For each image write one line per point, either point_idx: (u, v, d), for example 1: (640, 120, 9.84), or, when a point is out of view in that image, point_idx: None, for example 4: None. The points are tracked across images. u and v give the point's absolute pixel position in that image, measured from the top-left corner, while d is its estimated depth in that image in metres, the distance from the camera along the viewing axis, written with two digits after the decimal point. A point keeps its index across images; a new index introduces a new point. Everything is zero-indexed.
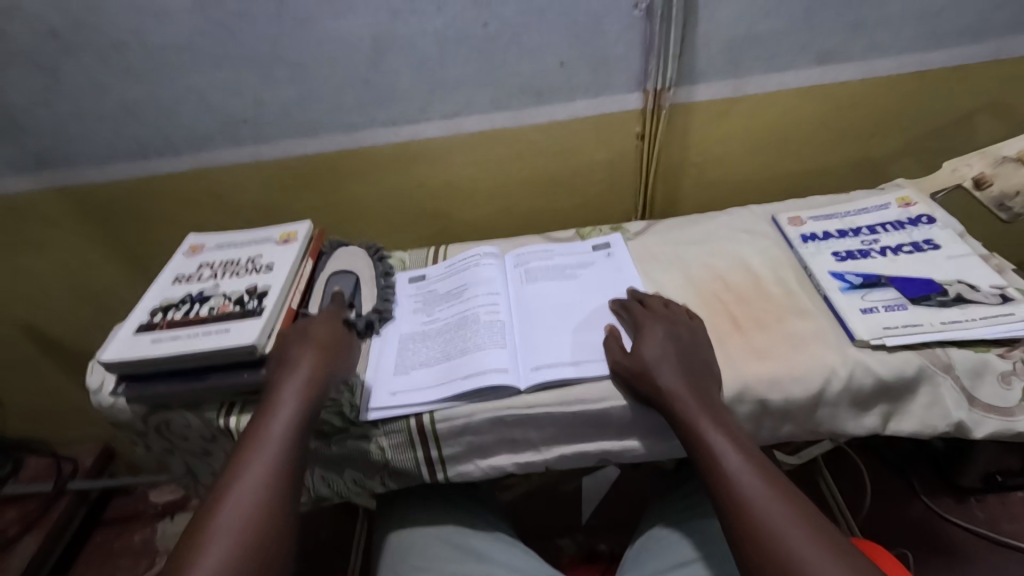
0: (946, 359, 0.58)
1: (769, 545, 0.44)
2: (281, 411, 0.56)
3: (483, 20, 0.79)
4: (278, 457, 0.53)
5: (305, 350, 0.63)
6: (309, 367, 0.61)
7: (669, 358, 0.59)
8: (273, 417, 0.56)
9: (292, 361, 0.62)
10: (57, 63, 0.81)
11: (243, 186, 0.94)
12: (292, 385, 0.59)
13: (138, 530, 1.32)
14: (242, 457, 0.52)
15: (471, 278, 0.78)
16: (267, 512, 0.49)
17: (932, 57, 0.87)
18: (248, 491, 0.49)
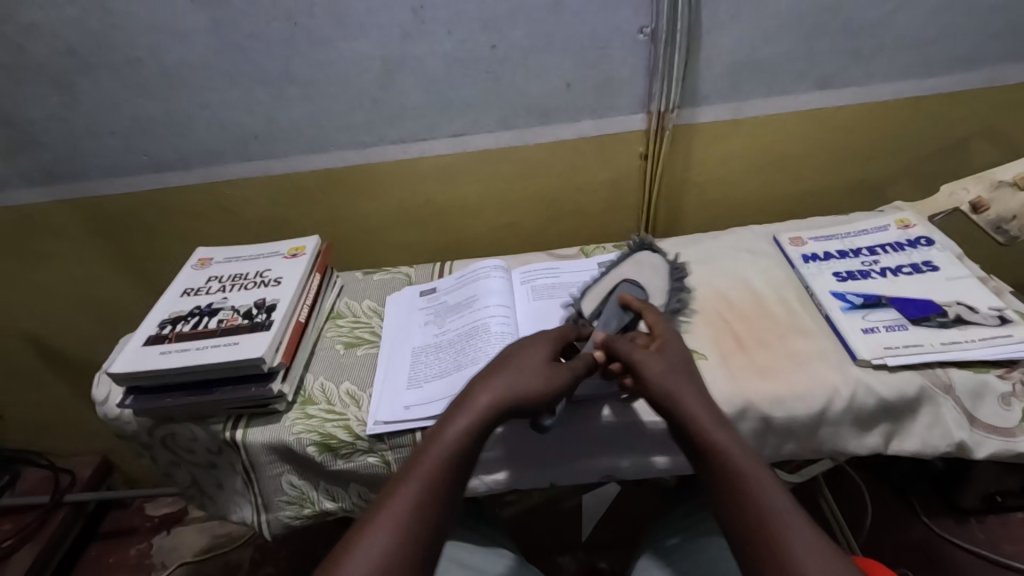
0: (947, 380, 0.59)
1: (766, 546, 0.45)
2: (470, 413, 0.54)
3: (491, 43, 0.81)
4: (449, 466, 0.51)
5: (539, 355, 0.59)
6: (526, 371, 0.57)
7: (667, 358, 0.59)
8: (460, 413, 0.54)
9: (511, 361, 0.59)
10: (73, 79, 0.82)
11: (251, 201, 0.95)
12: (489, 387, 0.56)
13: (134, 544, 1.31)
14: (419, 455, 0.52)
15: (480, 290, 0.78)
16: (423, 519, 0.48)
17: (928, 83, 0.89)
18: (411, 494, 0.49)
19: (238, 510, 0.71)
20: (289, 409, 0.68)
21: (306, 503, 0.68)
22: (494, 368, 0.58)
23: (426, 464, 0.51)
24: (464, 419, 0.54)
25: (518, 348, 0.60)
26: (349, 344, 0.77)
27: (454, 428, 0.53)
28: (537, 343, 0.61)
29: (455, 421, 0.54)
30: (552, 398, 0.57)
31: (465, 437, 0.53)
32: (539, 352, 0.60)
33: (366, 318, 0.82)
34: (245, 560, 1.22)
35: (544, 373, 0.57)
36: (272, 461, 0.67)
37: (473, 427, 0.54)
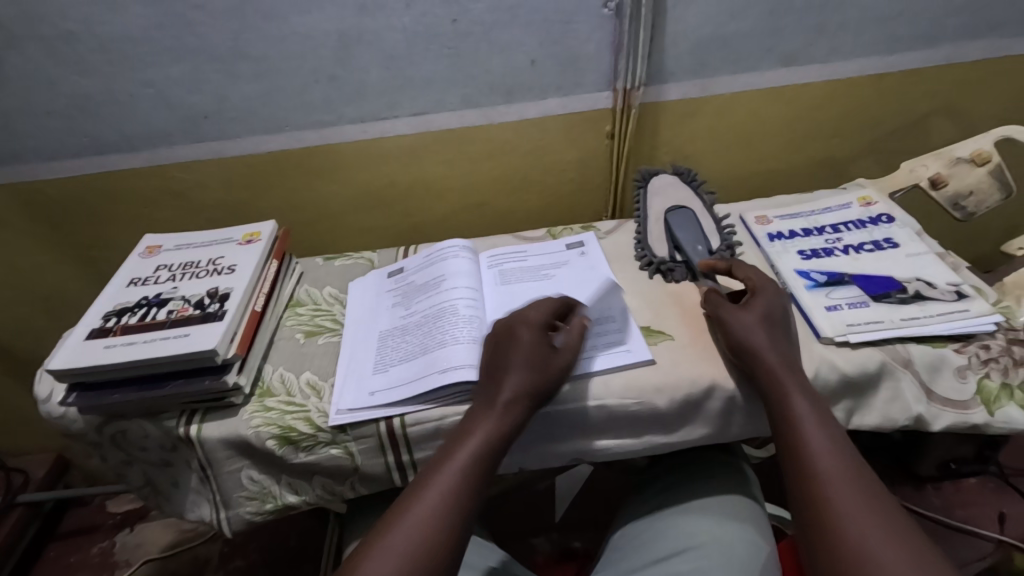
0: (906, 354, 0.60)
1: (828, 510, 0.45)
2: (485, 419, 0.54)
3: (452, 17, 0.78)
4: (470, 474, 0.51)
5: (534, 343, 0.58)
6: (529, 365, 0.56)
7: (778, 336, 0.58)
8: (480, 418, 0.54)
9: (508, 359, 0.57)
10: (1, 54, 0.76)
11: (204, 184, 0.91)
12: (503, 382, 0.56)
13: (96, 542, 1.26)
14: (433, 467, 0.52)
15: (447, 270, 0.76)
16: (447, 525, 0.47)
17: (891, 60, 0.89)
18: (432, 500, 0.48)
19: (195, 509, 0.69)
20: (247, 402, 0.65)
21: (266, 498, 0.66)
22: (502, 355, 0.58)
23: (444, 473, 0.50)
24: (476, 427, 0.54)
25: (511, 340, 0.59)
26: (309, 333, 0.74)
27: (466, 442, 0.53)
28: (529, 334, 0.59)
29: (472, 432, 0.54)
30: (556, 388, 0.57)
31: (480, 447, 0.52)
32: (539, 341, 0.58)
33: (326, 305, 0.79)
34: (213, 554, 1.20)
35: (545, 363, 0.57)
36: (230, 457, 0.64)
37: (489, 431, 0.53)
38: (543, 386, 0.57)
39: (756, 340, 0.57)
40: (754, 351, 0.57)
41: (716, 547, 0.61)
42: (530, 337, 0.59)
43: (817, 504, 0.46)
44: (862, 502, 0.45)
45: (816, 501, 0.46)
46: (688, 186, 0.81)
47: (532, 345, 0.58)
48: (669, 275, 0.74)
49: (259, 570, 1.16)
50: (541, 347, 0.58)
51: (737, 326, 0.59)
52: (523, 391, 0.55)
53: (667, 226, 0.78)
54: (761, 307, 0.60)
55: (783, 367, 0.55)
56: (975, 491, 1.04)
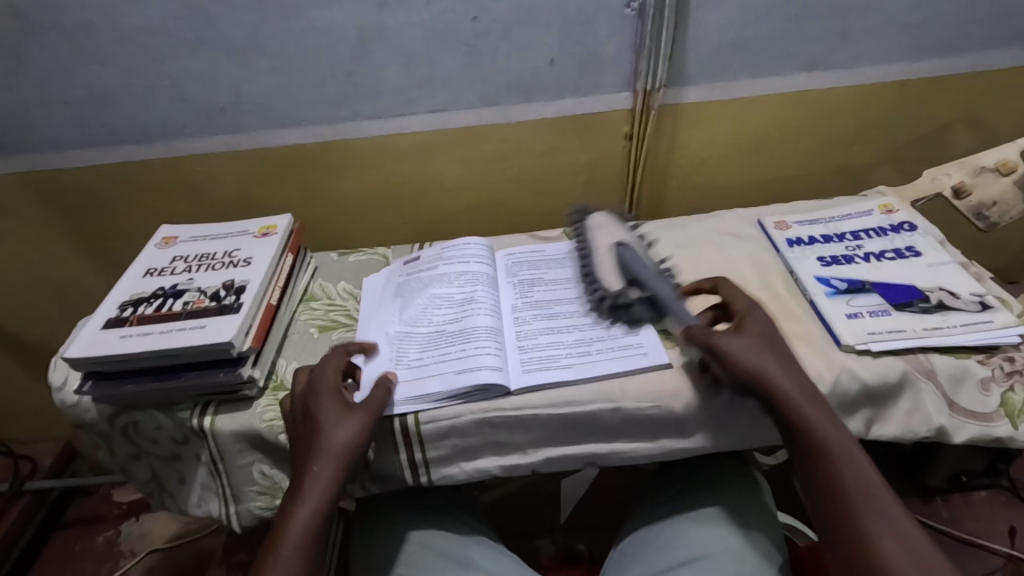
0: (928, 365, 0.59)
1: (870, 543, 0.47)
2: (309, 488, 0.54)
3: (472, 14, 0.78)
4: (305, 548, 0.52)
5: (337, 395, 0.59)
6: (336, 421, 0.56)
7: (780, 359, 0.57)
8: (318, 477, 0.54)
9: (316, 424, 0.57)
10: (22, 42, 0.76)
11: (219, 177, 0.91)
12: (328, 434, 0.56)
13: (101, 532, 1.27)
14: (270, 545, 0.52)
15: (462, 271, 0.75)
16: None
17: (913, 67, 0.88)
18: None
19: (202, 505, 0.68)
20: (260, 395, 0.65)
21: (277, 493, 0.66)
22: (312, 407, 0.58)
23: (281, 554, 0.51)
24: (309, 496, 0.54)
25: (310, 395, 0.59)
26: (323, 328, 0.74)
27: (302, 504, 0.54)
28: (323, 388, 0.59)
29: (299, 501, 0.54)
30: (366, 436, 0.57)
31: (312, 517, 0.53)
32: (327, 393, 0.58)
33: (341, 301, 0.78)
34: (218, 546, 1.20)
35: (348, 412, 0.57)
36: (242, 450, 0.64)
37: (317, 499, 0.54)
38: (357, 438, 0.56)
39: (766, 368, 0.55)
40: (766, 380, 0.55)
41: (729, 556, 0.60)
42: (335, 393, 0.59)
43: (858, 536, 0.47)
44: (894, 531, 0.47)
45: (855, 525, 0.48)
46: (622, 226, 0.80)
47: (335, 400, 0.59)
48: (628, 313, 0.68)
49: None
50: (334, 400, 0.58)
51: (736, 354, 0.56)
52: (341, 447, 0.55)
53: (620, 261, 0.73)
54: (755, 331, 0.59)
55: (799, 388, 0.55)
56: (986, 504, 1.04)
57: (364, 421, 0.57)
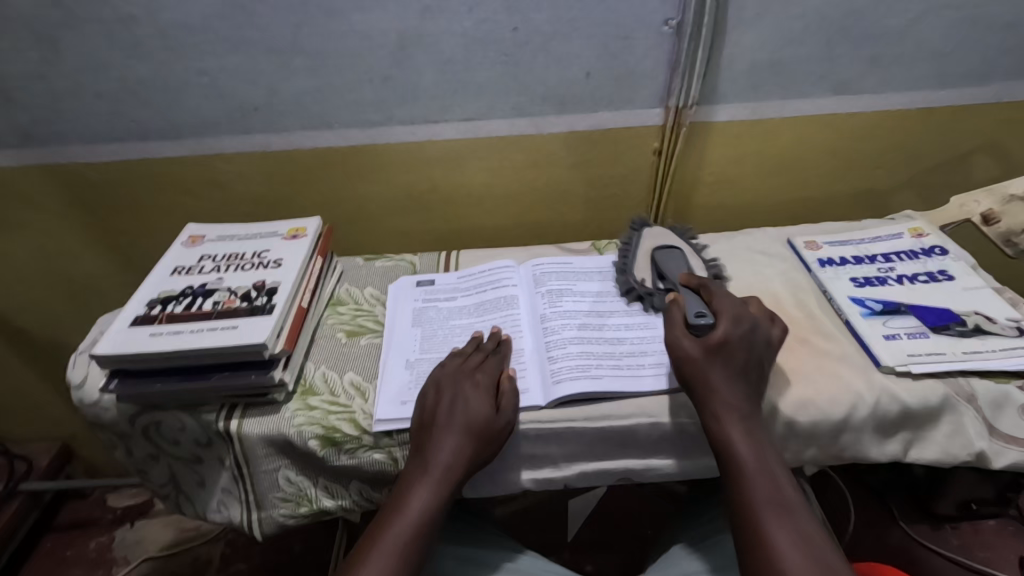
0: (969, 389, 0.59)
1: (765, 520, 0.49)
2: (428, 482, 0.54)
3: (513, 25, 0.78)
4: (414, 540, 0.52)
5: (682, 335, 0.58)
6: (462, 430, 0.56)
7: (739, 385, 0.56)
8: (418, 488, 0.54)
9: (448, 421, 0.57)
10: (58, 34, 0.76)
11: (244, 177, 0.90)
12: (448, 443, 0.56)
13: (94, 537, 1.23)
14: (379, 531, 0.52)
15: (494, 295, 0.76)
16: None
17: (942, 94, 0.90)
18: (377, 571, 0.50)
19: (223, 509, 0.66)
20: (289, 399, 0.64)
21: (301, 501, 0.64)
22: (444, 410, 0.58)
23: (390, 540, 0.51)
24: (426, 490, 0.54)
25: (447, 388, 0.60)
26: (351, 333, 0.73)
27: (412, 504, 0.53)
28: (465, 386, 0.60)
29: (416, 491, 0.54)
30: (492, 449, 0.57)
31: (426, 515, 0.53)
32: (473, 398, 0.58)
33: (368, 306, 0.77)
34: (215, 556, 1.17)
35: (473, 420, 0.57)
36: (268, 455, 0.63)
37: (434, 497, 0.54)
38: (479, 452, 0.57)
39: (730, 426, 0.54)
40: (731, 445, 0.53)
41: None
42: (689, 341, 0.58)
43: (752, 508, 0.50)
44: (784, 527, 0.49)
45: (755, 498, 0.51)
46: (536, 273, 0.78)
47: (680, 339, 0.58)
48: (557, 341, 0.68)
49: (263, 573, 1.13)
50: (487, 400, 0.59)
51: (719, 391, 0.55)
52: (466, 453, 0.56)
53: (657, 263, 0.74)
54: (744, 356, 0.57)
55: (729, 411, 0.54)
56: (995, 533, 1.03)
57: (495, 428, 0.57)
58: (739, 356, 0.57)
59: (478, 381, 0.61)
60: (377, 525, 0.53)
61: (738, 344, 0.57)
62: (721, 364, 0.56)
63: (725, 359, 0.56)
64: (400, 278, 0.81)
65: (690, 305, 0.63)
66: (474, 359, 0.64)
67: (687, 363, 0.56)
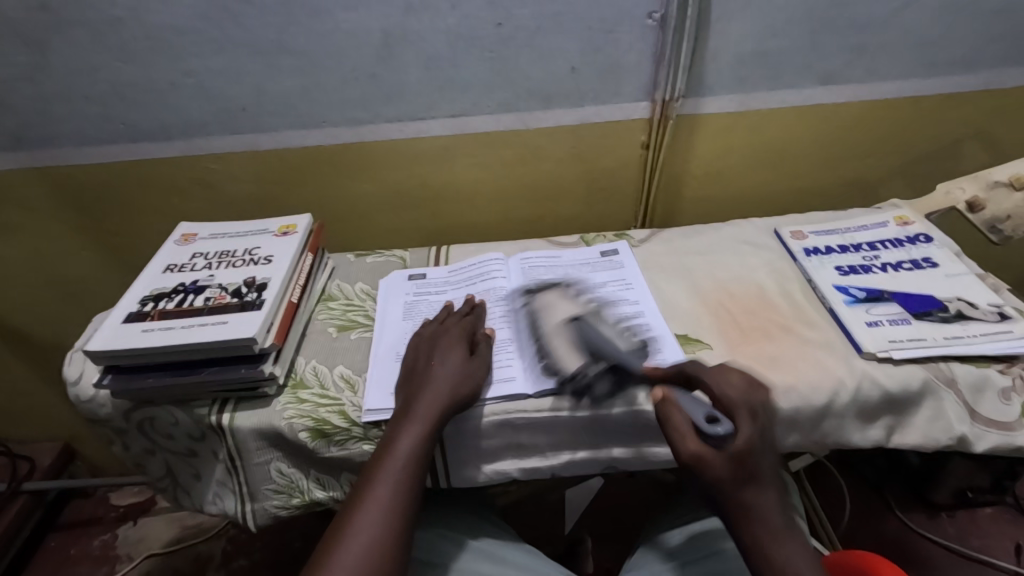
0: (949, 373, 0.60)
1: None
2: (416, 416, 0.57)
3: (497, 21, 0.79)
4: (408, 472, 0.54)
5: (702, 450, 0.48)
6: (446, 374, 0.60)
7: (771, 495, 0.48)
8: (408, 424, 0.56)
9: (430, 368, 0.61)
10: (46, 37, 0.77)
11: (236, 176, 0.91)
12: (433, 385, 0.59)
13: (97, 535, 1.24)
14: (375, 466, 0.54)
15: (482, 288, 0.76)
16: (397, 512, 0.52)
17: (928, 83, 0.90)
18: (378, 503, 0.52)
19: (217, 501, 0.68)
20: (279, 393, 0.65)
21: (294, 492, 0.65)
22: (426, 363, 0.62)
23: (386, 473, 0.53)
24: (415, 424, 0.56)
25: (424, 348, 0.64)
26: (341, 328, 0.74)
27: (403, 438, 0.55)
28: (443, 341, 0.64)
29: (406, 425, 0.56)
30: (475, 389, 0.60)
31: (416, 445, 0.55)
32: (449, 349, 0.63)
33: (359, 301, 0.78)
34: (217, 552, 1.18)
35: (453, 367, 0.61)
36: (260, 448, 0.64)
37: (423, 429, 0.56)
38: (466, 389, 0.60)
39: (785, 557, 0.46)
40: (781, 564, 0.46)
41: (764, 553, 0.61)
42: (716, 461, 0.47)
43: None
44: None
45: None
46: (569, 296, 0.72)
47: (702, 457, 0.48)
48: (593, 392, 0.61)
49: (263, 569, 1.14)
50: (463, 349, 0.63)
51: (761, 505, 0.47)
52: (450, 391, 0.59)
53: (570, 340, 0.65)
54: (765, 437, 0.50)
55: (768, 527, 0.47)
56: (991, 521, 1.03)
57: (473, 371, 0.61)
58: (764, 464, 0.49)
59: (450, 336, 0.65)
60: (372, 462, 0.55)
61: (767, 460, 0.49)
62: (752, 483, 0.48)
63: (756, 484, 0.48)
64: (391, 273, 0.82)
65: (691, 408, 0.51)
66: (451, 320, 0.68)
67: (720, 490, 0.47)
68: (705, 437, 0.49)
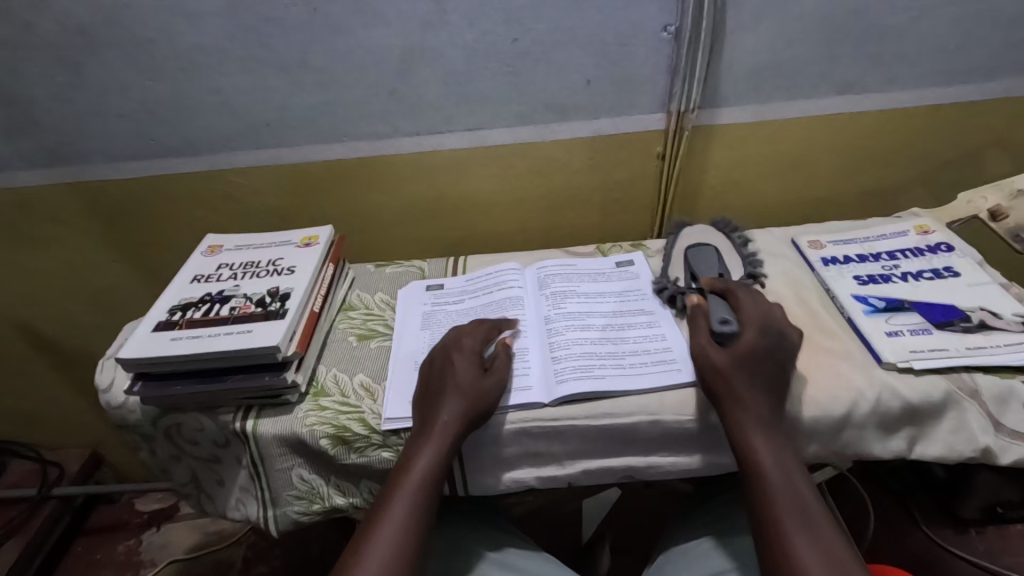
0: (973, 384, 0.59)
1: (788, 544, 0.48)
2: (435, 432, 0.58)
3: (513, 36, 0.81)
4: (425, 487, 0.55)
5: (708, 346, 0.60)
6: (464, 388, 0.61)
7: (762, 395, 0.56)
8: (426, 441, 0.58)
9: (444, 380, 0.62)
10: (82, 58, 0.80)
11: (260, 190, 0.94)
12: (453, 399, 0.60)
13: (122, 540, 1.27)
14: (394, 482, 0.56)
15: (499, 297, 0.77)
16: (415, 528, 0.53)
17: (948, 91, 0.89)
18: (394, 518, 0.53)
19: (240, 507, 0.69)
20: (302, 400, 0.66)
21: (314, 499, 0.67)
22: (440, 374, 0.63)
23: (405, 488, 0.55)
24: (435, 439, 0.57)
25: (438, 358, 0.65)
26: (361, 337, 0.75)
27: (422, 453, 0.57)
28: (455, 351, 0.65)
29: (425, 439, 0.58)
30: (491, 401, 0.61)
31: (434, 460, 0.56)
32: (463, 360, 0.63)
33: (378, 310, 0.80)
34: (237, 559, 1.20)
35: (471, 379, 0.61)
36: (283, 454, 0.65)
37: (441, 445, 0.57)
38: (483, 403, 0.60)
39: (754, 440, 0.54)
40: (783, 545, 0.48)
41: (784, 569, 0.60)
42: (716, 353, 0.59)
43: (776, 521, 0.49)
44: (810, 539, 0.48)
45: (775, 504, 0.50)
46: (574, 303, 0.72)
47: (708, 350, 0.59)
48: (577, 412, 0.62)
49: None
50: (475, 360, 0.64)
51: (750, 405, 0.55)
52: (467, 407, 0.59)
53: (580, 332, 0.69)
54: (768, 373, 0.57)
55: (790, 514, 0.49)
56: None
57: (488, 383, 0.62)
58: (765, 363, 0.57)
59: (460, 344, 0.66)
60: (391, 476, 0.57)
61: (758, 409, 0.55)
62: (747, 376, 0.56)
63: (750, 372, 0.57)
64: (409, 284, 0.84)
65: (715, 311, 0.64)
66: (467, 327, 0.69)
67: (718, 376, 0.57)
68: (716, 334, 0.61)
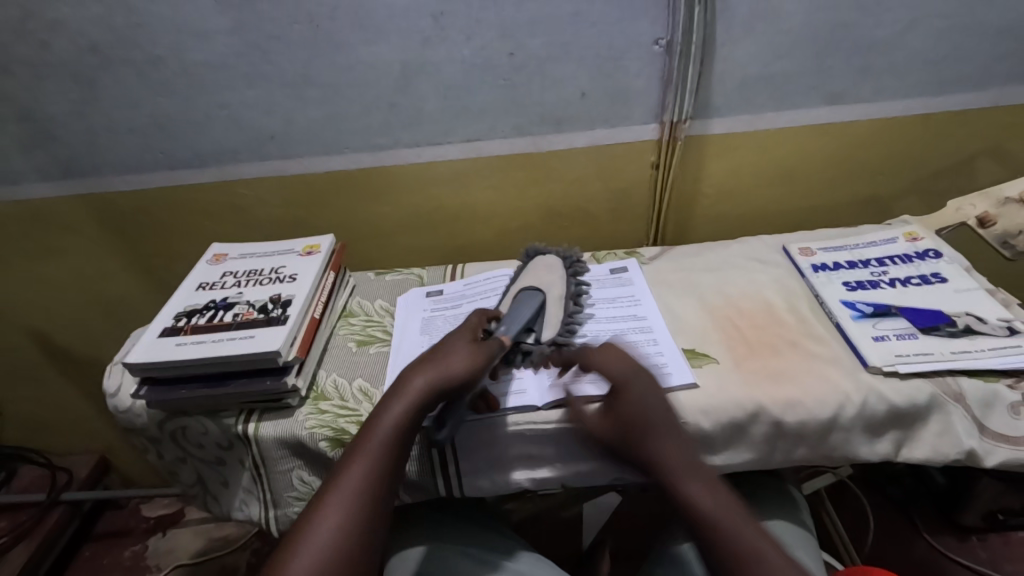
0: (957, 388, 0.60)
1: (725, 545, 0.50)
2: (402, 398, 0.58)
3: (509, 51, 0.83)
4: (385, 449, 0.56)
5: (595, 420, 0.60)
6: (437, 361, 0.61)
7: (674, 441, 0.57)
8: (390, 405, 0.58)
9: (428, 356, 0.62)
10: (95, 74, 0.83)
11: (265, 201, 0.96)
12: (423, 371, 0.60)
13: (128, 545, 1.29)
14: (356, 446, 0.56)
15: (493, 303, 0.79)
16: (367, 492, 0.53)
17: (937, 100, 0.91)
18: (348, 482, 0.53)
19: (243, 507, 0.71)
20: (302, 404, 0.68)
21: None
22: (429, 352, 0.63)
23: (363, 453, 0.55)
24: (399, 403, 0.58)
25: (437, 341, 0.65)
26: (361, 342, 0.77)
27: (385, 416, 0.57)
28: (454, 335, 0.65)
29: (392, 403, 0.58)
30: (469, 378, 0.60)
31: (395, 424, 0.57)
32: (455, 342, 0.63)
33: (378, 317, 0.82)
34: (241, 564, 1.21)
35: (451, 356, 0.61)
36: (284, 456, 0.67)
37: (404, 411, 0.57)
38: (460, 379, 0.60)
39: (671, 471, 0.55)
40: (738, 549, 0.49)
41: None
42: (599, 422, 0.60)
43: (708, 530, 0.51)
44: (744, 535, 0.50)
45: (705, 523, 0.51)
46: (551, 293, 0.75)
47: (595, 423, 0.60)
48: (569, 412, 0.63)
49: None
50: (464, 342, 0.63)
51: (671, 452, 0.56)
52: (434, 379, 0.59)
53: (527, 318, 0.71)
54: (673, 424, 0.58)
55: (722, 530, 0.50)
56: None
57: (463, 361, 0.60)
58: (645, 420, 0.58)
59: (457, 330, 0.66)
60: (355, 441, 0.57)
61: (669, 454, 0.56)
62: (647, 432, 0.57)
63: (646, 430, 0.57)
64: (407, 291, 0.86)
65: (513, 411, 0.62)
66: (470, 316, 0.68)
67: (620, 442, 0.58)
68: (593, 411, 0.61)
